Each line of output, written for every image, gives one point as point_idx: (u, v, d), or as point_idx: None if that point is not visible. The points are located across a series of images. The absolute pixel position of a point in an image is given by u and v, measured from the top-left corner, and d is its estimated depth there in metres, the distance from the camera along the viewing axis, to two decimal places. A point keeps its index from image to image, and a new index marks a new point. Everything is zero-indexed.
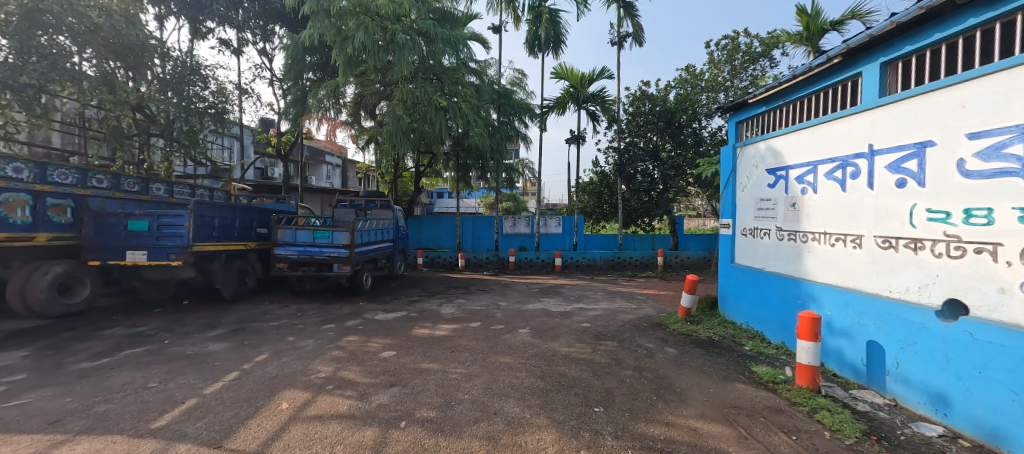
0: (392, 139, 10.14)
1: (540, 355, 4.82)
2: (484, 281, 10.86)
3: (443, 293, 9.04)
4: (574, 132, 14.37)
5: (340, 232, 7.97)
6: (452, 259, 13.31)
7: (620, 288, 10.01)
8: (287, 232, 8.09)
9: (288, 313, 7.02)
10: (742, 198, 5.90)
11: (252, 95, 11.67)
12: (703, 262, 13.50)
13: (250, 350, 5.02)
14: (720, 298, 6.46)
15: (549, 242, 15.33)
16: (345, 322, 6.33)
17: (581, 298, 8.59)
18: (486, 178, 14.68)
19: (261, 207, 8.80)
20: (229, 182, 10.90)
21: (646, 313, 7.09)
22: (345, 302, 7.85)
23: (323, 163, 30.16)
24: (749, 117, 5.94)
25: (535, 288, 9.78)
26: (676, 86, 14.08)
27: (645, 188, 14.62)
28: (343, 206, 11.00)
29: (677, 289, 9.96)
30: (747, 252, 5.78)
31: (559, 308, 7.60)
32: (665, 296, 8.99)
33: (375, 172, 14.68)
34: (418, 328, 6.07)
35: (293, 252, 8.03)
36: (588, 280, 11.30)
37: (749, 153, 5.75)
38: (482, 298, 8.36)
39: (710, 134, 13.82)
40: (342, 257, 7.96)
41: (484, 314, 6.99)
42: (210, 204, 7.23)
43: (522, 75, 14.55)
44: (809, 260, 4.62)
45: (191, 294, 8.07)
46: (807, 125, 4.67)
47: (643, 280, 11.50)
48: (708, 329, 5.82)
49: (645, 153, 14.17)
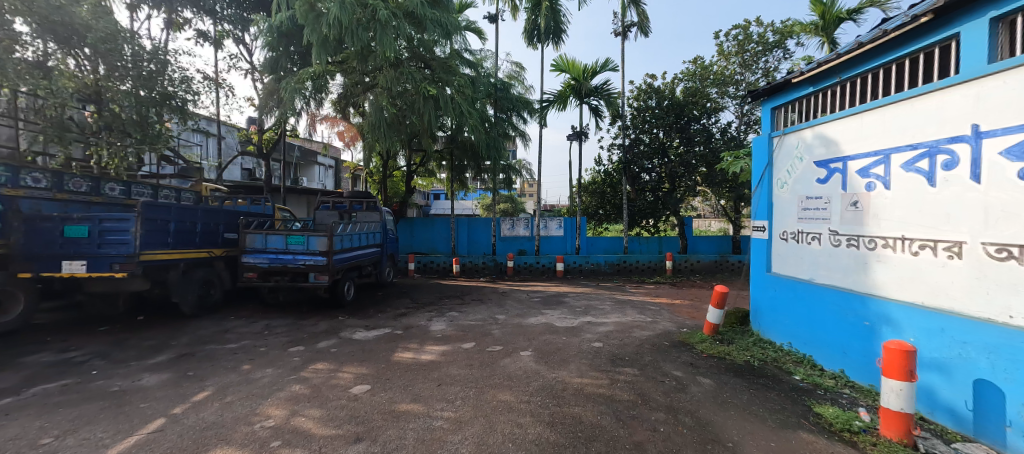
0: (376, 131, 9.15)
1: (547, 390, 3.91)
2: (481, 289, 9.95)
3: (434, 304, 8.13)
4: (575, 129, 13.49)
5: (317, 237, 7.05)
6: (446, 264, 12.38)
7: (630, 297, 9.13)
8: (257, 238, 7.15)
9: (253, 331, 6.09)
10: (781, 197, 5.03)
11: (228, 87, 10.75)
12: (715, 266, 12.62)
13: (190, 386, 4.09)
14: (752, 313, 5.58)
15: (550, 245, 14.44)
16: (316, 344, 5.41)
17: (588, 309, 7.68)
18: (483, 178, 13.85)
19: (230, 209, 7.87)
20: (200, 182, 9.95)
21: (664, 329, 6.20)
22: (322, 317, 6.92)
23: (314, 164, 29.25)
24: (790, 100, 5.09)
25: (536, 297, 8.87)
26: (684, 78, 13.23)
27: (651, 188, 13.79)
28: (326, 208, 10.10)
29: (692, 297, 9.09)
30: (788, 260, 4.92)
31: (565, 322, 6.69)
32: (680, 307, 8.09)
33: (363, 172, 13.77)
34: (401, 350, 5.16)
35: (264, 260, 7.11)
36: (594, 287, 10.40)
37: (791, 142, 4.88)
38: (477, 311, 7.44)
39: (721, 130, 12.98)
40: (319, 265, 7.04)
41: (479, 331, 6.08)
42: (165, 207, 6.33)
43: (520, 68, 13.69)
44: (877, 272, 3.75)
45: (147, 309, 7.11)
46: (874, 106, 3.81)
47: (653, 287, 10.62)
48: (743, 351, 4.93)
49: (651, 150, 13.33)
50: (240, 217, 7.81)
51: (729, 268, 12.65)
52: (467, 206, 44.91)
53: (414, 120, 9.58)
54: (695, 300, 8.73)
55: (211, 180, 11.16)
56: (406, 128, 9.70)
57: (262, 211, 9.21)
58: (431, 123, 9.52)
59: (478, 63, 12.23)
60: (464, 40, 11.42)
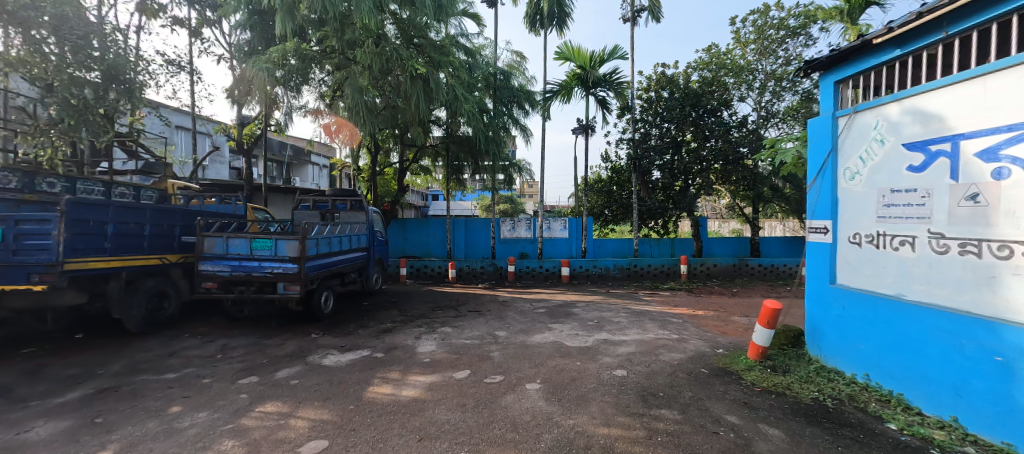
0: (356, 116, 8.09)
1: (565, 449, 2.89)
2: (478, 298, 8.91)
3: (425, 317, 7.10)
4: (581, 122, 12.44)
5: (286, 240, 6.03)
6: (441, 269, 11.37)
7: (646, 307, 8.10)
8: (216, 242, 6.13)
9: (205, 354, 5.08)
10: (853, 191, 4.04)
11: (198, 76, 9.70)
12: (733, 271, 11.60)
13: (89, 442, 3.06)
14: (810, 334, 4.57)
15: (554, 248, 13.45)
16: (275, 373, 4.40)
17: (602, 323, 6.65)
18: (483, 176, 12.89)
19: (190, 208, 6.85)
20: (166, 179, 8.89)
21: (697, 350, 5.17)
22: (291, 334, 5.89)
23: (307, 163, 28.22)
24: (859, 71, 4.10)
25: (541, 307, 7.85)
26: (698, 68, 12.22)
27: (662, 186, 12.83)
28: (306, 208, 9.10)
29: (715, 308, 8.06)
30: (863, 269, 3.92)
31: (577, 340, 5.67)
32: (706, 320, 7.07)
33: (353, 168, 12.78)
34: (377, 383, 4.13)
35: (225, 268, 6.09)
36: (604, 295, 9.39)
37: (867, 121, 3.89)
38: (473, 326, 6.41)
39: (737, 122, 11.99)
40: (290, 274, 6.02)
41: (476, 353, 5.06)
42: (101, 206, 5.33)
43: (521, 58, 12.70)
44: (1014, 289, 2.76)
45: (87, 325, 6.08)
46: (1005, 65, 2.83)
47: (669, 295, 9.61)
48: (805, 384, 3.94)
49: (664, 145, 12.28)
50: (200, 217, 6.77)
51: (749, 273, 11.63)
52: (466, 207, 43.84)
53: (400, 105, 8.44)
54: (721, 312, 7.69)
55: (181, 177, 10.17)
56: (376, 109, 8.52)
57: (232, 212, 8.19)
58: (420, 110, 8.43)
59: (474, 49, 11.21)
60: (459, 24, 10.39)
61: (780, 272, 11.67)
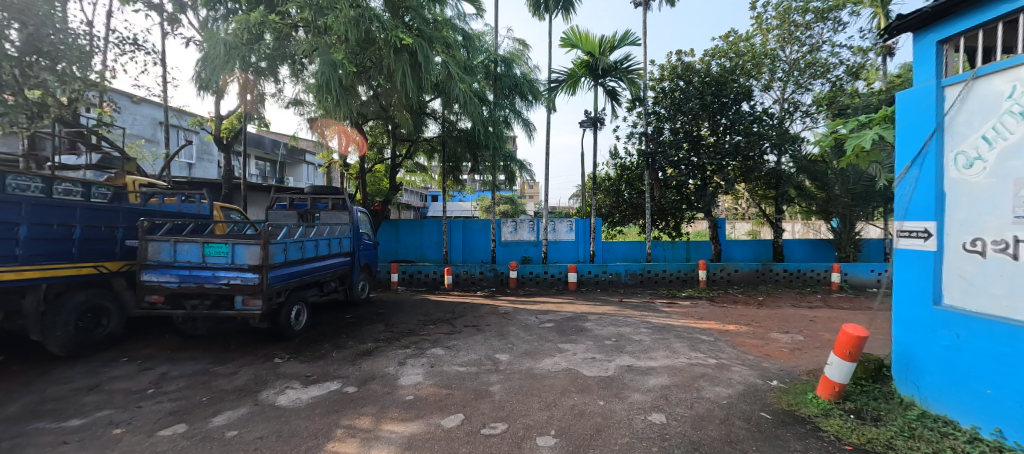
0: (329, 95, 7.10)
1: None
2: (476, 309, 7.90)
3: (413, 333, 6.09)
4: (590, 114, 11.44)
5: (245, 245, 5.03)
6: (435, 275, 10.35)
7: (668, 320, 7.08)
8: (163, 247, 5.12)
9: (134, 388, 4.08)
10: (970, 182, 3.04)
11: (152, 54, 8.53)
12: (756, 277, 10.58)
13: None
14: (898, 367, 3.56)
15: (559, 251, 12.46)
16: (211, 420, 3.39)
17: (621, 342, 5.63)
18: (482, 172, 11.90)
19: (134, 207, 5.87)
20: (125, 175, 7.88)
21: (747, 383, 4.15)
22: (250, 359, 4.89)
23: (302, 162, 27.21)
24: (976, 27, 3.09)
25: (548, 321, 6.85)
26: (716, 55, 11.07)
27: (676, 184, 11.85)
28: (282, 207, 8.14)
29: (748, 322, 7.04)
30: (990, 287, 2.92)
31: (596, 366, 4.66)
32: (742, 337, 6.06)
33: (342, 165, 11.79)
34: (339, 436, 3.12)
35: (172, 278, 5.09)
36: (618, 305, 8.37)
37: (994, 88, 2.89)
38: (468, 346, 5.40)
39: (761, 113, 10.88)
40: (250, 286, 5.03)
41: (471, 387, 4.05)
42: (12, 204, 4.33)
43: (523, 46, 11.68)
44: None
45: (6, 346, 5.07)
46: None
47: (690, 305, 8.59)
48: (911, 440, 2.94)
49: (680, 139, 11.21)
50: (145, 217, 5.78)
51: (773, 279, 10.61)
52: (465, 207, 42.88)
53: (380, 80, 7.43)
54: (755, 327, 6.67)
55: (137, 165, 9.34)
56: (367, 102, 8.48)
57: (195, 212, 7.15)
58: (406, 88, 7.42)
59: (473, 33, 10.18)
60: (456, 4, 9.38)
61: (808, 279, 10.63)
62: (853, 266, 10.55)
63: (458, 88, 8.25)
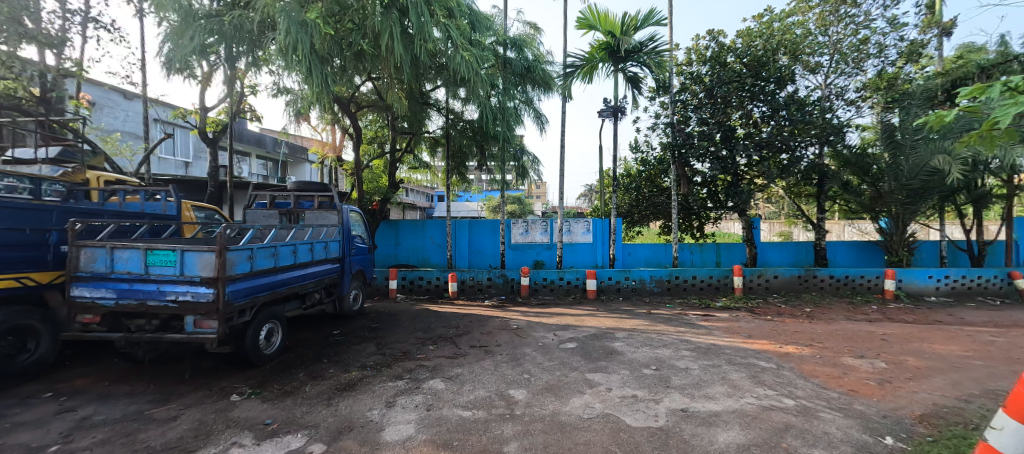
0: (298, 59, 6.06)
1: None
2: (483, 323, 6.84)
3: (409, 357, 5.05)
4: (610, 103, 10.33)
5: (196, 253, 4.01)
6: (439, 282, 9.32)
7: (711, 339, 5.97)
8: (97, 255, 4.14)
9: (34, 445, 3.07)
10: None
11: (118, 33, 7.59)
12: (798, 284, 9.41)
13: None
14: None
15: (575, 255, 11.38)
16: None
17: (663, 372, 4.53)
18: (490, 168, 10.82)
19: (70, 206, 4.79)
20: (87, 169, 6.93)
21: (853, 443, 3.05)
22: (201, 398, 3.88)
23: (305, 162, 26.41)
24: None
25: (571, 340, 5.78)
26: (756, 32, 9.74)
27: (705, 181, 10.74)
28: (263, 207, 7.17)
29: (808, 342, 5.90)
30: None
31: (643, 410, 3.56)
32: (811, 365, 4.94)
33: (338, 162, 10.83)
34: None
35: (108, 294, 4.10)
36: (648, 318, 7.27)
37: None
38: (475, 378, 4.34)
39: (806, 97, 9.58)
40: (203, 304, 4.02)
41: (480, 446, 2.98)
42: None
43: (535, 28, 10.60)
44: None
45: None
46: None
47: (730, 318, 7.47)
48: None
49: (712, 129, 9.98)
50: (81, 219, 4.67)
51: (817, 287, 9.44)
52: (471, 206, 41.92)
53: (364, 43, 6.42)
54: (820, 349, 5.53)
55: (109, 161, 8.46)
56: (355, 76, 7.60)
57: (160, 212, 6.07)
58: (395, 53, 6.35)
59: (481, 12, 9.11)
60: None
61: (856, 286, 9.44)
62: (908, 273, 9.34)
63: (461, 60, 7.15)
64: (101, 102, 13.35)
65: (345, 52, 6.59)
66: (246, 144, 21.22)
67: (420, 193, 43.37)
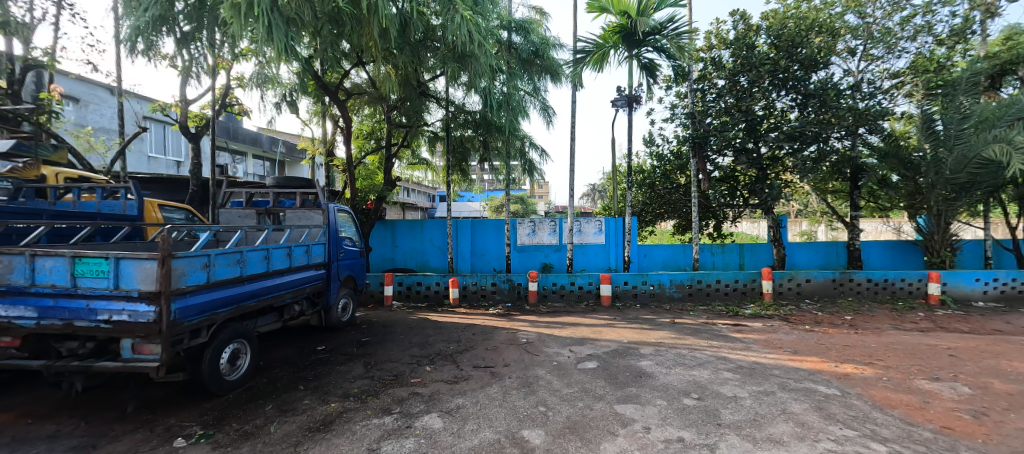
0: (258, 19, 5.07)
1: None
2: (488, 336, 6.05)
3: (401, 383, 4.26)
4: (624, 92, 9.52)
5: (133, 261, 3.22)
6: (439, 288, 8.55)
7: (753, 356, 5.16)
8: (16, 264, 3.37)
9: None
10: None
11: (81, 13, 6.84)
12: (833, 289, 8.59)
13: None
14: None
15: (585, 257, 10.59)
16: None
17: (709, 403, 3.71)
18: (493, 162, 9.93)
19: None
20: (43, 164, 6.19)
21: None
22: (138, 444, 3.08)
23: (302, 162, 25.73)
24: None
25: (591, 359, 4.97)
26: (786, 12, 8.88)
27: (725, 177, 9.99)
28: (239, 207, 6.41)
29: (866, 359, 5.08)
30: None
31: None
32: (882, 391, 4.12)
33: (331, 159, 10.05)
34: None
35: (28, 313, 3.34)
36: (674, 329, 6.47)
37: None
38: (480, 412, 3.53)
39: (839, 83, 8.75)
40: (142, 325, 3.24)
41: None
42: None
43: (542, 11, 9.81)
44: None
45: None
46: None
47: (765, 328, 6.66)
48: None
49: (737, 119, 9.10)
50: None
51: (854, 292, 8.61)
52: (473, 207, 41.28)
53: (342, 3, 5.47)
54: (884, 369, 4.71)
55: (74, 156, 7.73)
56: (336, 54, 6.76)
57: (117, 213, 5.30)
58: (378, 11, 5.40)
59: None
60: None
61: (897, 290, 8.60)
62: (954, 275, 8.49)
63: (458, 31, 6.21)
64: (83, 97, 12.66)
65: (323, 20, 5.70)
66: (242, 144, 20.57)
67: (420, 193, 42.74)
